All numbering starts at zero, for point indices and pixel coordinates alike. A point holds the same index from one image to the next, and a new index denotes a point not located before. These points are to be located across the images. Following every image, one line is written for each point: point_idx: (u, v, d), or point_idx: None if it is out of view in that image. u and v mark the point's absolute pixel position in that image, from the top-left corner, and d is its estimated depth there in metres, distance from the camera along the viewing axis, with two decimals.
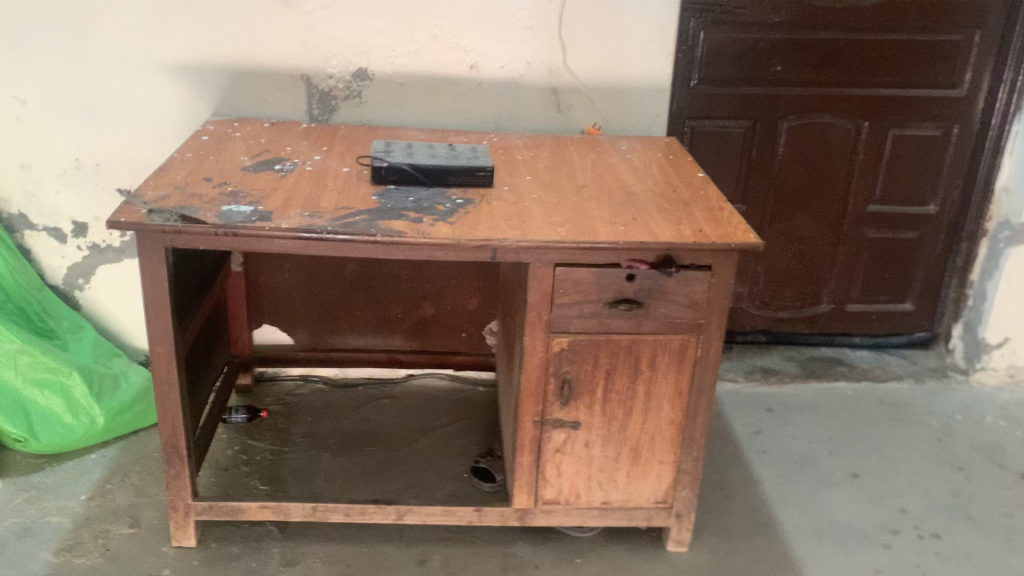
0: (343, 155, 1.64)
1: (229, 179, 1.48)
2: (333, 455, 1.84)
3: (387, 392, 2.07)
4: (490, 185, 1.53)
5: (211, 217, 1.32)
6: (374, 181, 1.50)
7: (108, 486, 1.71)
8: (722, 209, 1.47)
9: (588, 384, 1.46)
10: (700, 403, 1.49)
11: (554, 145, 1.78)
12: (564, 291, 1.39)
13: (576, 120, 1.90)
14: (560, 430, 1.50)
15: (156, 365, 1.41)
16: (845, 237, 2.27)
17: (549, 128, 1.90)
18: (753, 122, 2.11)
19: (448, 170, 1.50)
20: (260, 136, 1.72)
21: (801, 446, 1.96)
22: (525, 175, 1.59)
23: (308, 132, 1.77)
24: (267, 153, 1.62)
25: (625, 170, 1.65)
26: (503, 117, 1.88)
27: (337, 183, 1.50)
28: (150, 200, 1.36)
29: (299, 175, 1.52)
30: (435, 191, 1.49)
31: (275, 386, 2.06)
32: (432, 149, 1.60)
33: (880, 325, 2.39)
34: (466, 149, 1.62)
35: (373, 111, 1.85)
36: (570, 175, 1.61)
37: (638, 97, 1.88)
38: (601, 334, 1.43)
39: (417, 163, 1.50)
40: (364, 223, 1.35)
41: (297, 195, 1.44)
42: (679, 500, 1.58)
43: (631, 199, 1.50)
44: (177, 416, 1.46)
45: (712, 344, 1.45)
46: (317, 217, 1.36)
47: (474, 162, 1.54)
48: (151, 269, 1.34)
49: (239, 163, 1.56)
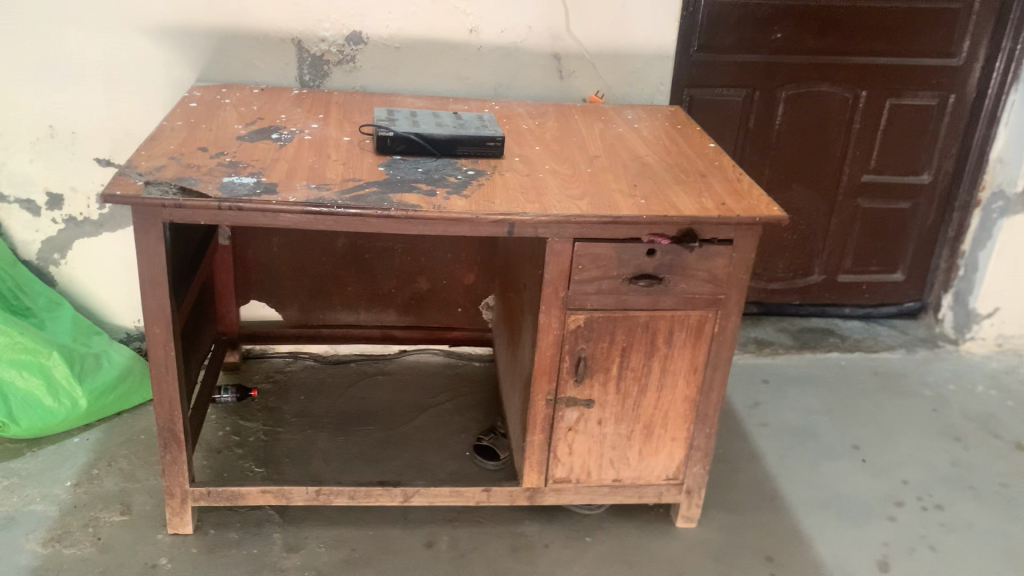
0: (341, 124, 1.56)
1: (225, 148, 1.40)
2: (329, 435, 1.78)
3: (380, 368, 2.01)
4: (500, 156, 1.47)
5: (212, 190, 1.24)
6: (379, 152, 1.43)
7: (94, 472, 1.63)
8: (741, 181, 1.43)
9: (603, 361, 1.42)
10: (716, 379, 1.46)
11: (557, 114, 1.73)
12: (582, 267, 1.34)
13: (578, 88, 1.84)
14: (573, 409, 1.45)
15: (152, 347, 1.34)
16: (839, 207, 2.26)
17: (549, 96, 1.84)
18: (752, 90, 2.08)
19: (456, 140, 1.44)
20: (252, 103, 1.63)
21: (801, 418, 1.96)
22: (533, 146, 1.54)
23: (301, 99, 1.68)
24: (261, 121, 1.54)
25: (634, 140, 1.61)
26: (503, 84, 1.82)
27: (340, 153, 1.42)
28: (144, 171, 1.28)
29: (299, 144, 1.44)
30: (443, 163, 1.42)
31: (264, 363, 1.99)
32: (437, 118, 1.53)
33: (870, 295, 2.39)
34: (472, 117, 1.55)
35: (367, 76, 1.77)
36: (580, 146, 1.56)
37: (641, 63, 1.83)
38: (618, 311, 1.38)
39: (423, 132, 1.43)
40: (376, 196, 1.28)
41: (301, 166, 1.36)
42: (691, 476, 1.55)
43: (647, 171, 1.46)
44: (174, 401, 1.38)
45: (731, 320, 1.41)
46: (325, 189, 1.29)
47: (483, 132, 1.47)
48: (148, 246, 1.26)
49: (235, 132, 1.47)
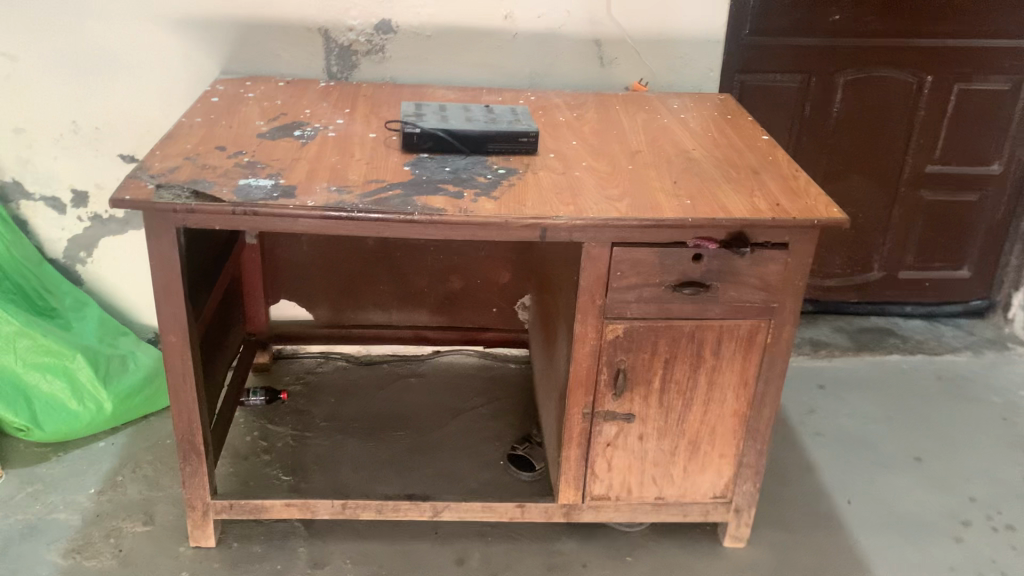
0: (368, 119, 1.48)
1: (243, 147, 1.32)
2: (359, 440, 1.71)
3: (413, 370, 1.94)
4: (535, 152, 1.37)
5: (227, 193, 1.17)
6: (406, 150, 1.35)
7: (118, 478, 1.59)
8: (797, 178, 1.32)
9: (644, 374, 1.33)
10: (767, 392, 1.36)
11: (597, 105, 1.63)
12: (621, 273, 1.24)
13: (620, 76, 1.73)
14: (611, 423, 1.36)
15: (168, 356, 1.28)
16: (901, 199, 2.12)
17: (590, 85, 1.74)
18: (808, 76, 1.94)
19: (486, 136, 1.35)
20: (276, 97, 1.56)
21: (858, 426, 1.84)
22: (571, 140, 1.44)
23: (327, 91, 1.61)
24: (284, 116, 1.46)
25: (680, 132, 1.50)
26: (540, 73, 1.72)
27: (365, 151, 1.34)
28: (157, 173, 1.21)
29: (322, 142, 1.37)
30: (474, 161, 1.34)
31: (294, 363, 1.93)
32: (468, 112, 1.44)
33: (934, 293, 2.25)
34: (505, 110, 1.46)
35: (398, 67, 1.69)
36: (621, 140, 1.45)
37: (687, 49, 1.71)
38: (661, 320, 1.29)
39: (452, 128, 1.35)
40: (399, 199, 1.20)
41: (322, 165, 1.28)
42: (739, 495, 1.46)
43: (693, 167, 1.35)
44: (193, 411, 1.32)
45: (785, 330, 1.31)
46: (346, 191, 1.21)
47: (516, 126, 1.38)
48: (161, 253, 1.19)
49: (256, 129, 1.40)
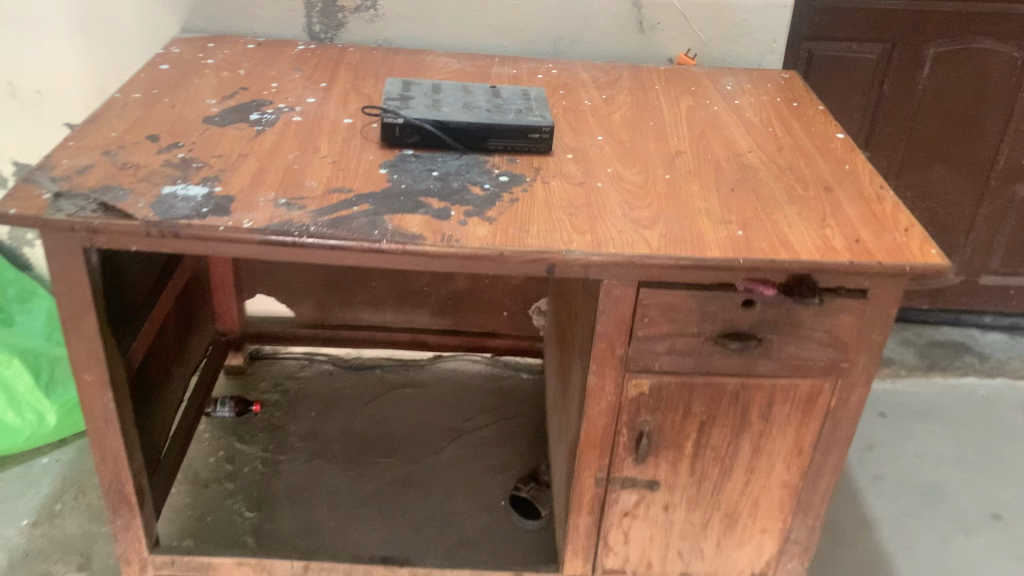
0: (346, 98, 1.20)
1: (180, 135, 1.05)
2: (339, 467, 1.47)
3: (410, 379, 1.69)
4: (548, 152, 1.10)
5: (143, 208, 0.90)
6: (386, 144, 1.08)
7: (57, 508, 1.37)
8: (883, 199, 1.02)
9: (674, 437, 1.06)
10: (826, 464, 1.09)
11: (633, 83, 1.33)
12: (648, 320, 0.97)
13: (663, 45, 1.43)
14: (631, 491, 1.10)
15: (84, 396, 1.03)
16: (991, 195, 1.80)
17: (626, 55, 1.44)
18: (889, 45, 1.62)
19: (487, 130, 1.07)
20: (241, 64, 1.28)
21: (925, 470, 1.56)
22: (596, 134, 1.15)
23: (304, 58, 1.33)
24: (243, 91, 1.19)
25: (733, 125, 1.20)
26: (565, 39, 1.42)
27: (335, 145, 1.07)
28: (61, 174, 0.95)
29: (284, 130, 1.10)
30: (469, 163, 1.06)
31: (275, 366, 1.70)
32: (468, 94, 1.15)
33: (1018, 302, 1.93)
34: (514, 92, 1.17)
35: (393, 27, 1.40)
36: (658, 135, 1.16)
37: (747, 14, 1.40)
38: (698, 376, 1.01)
39: (444, 118, 1.07)
40: (365, 220, 0.93)
41: (275, 164, 1.01)
42: (783, 573, 1.20)
43: (748, 178, 1.06)
44: (120, 457, 1.09)
45: (856, 393, 1.03)
46: (297, 206, 0.94)
47: (525, 117, 1.09)
48: (62, 277, 0.94)
49: (205, 108, 1.13)
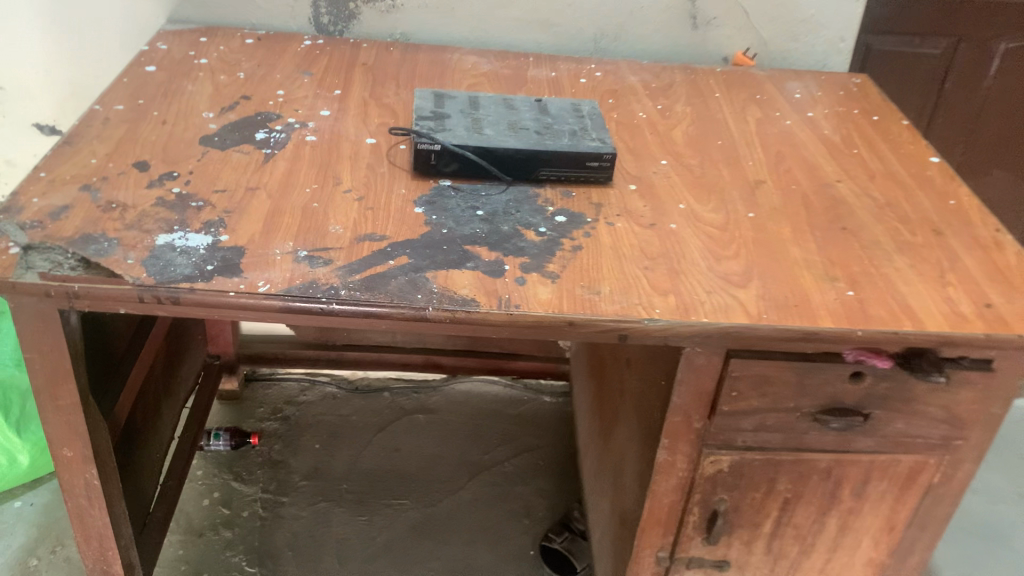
0: (366, 111, 1.03)
1: (174, 163, 0.88)
2: (348, 511, 1.33)
3: (421, 404, 1.55)
4: (608, 183, 0.94)
5: (133, 266, 0.74)
6: (419, 173, 0.92)
7: (32, 564, 1.22)
8: (1002, 247, 0.88)
9: (751, 516, 0.92)
10: (920, 542, 0.96)
11: (689, 90, 1.17)
12: (736, 394, 0.82)
13: (718, 43, 1.26)
14: (697, 571, 0.97)
15: (63, 473, 0.87)
16: None
17: (675, 54, 1.27)
18: (955, 40, 1.54)
19: (539, 157, 0.91)
20: (240, 65, 1.10)
21: (986, 507, 1.44)
22: (658, 158, 0.99)
23: (312, 56, 1.15)
24: (244, 102, 1.02)
25: (812, 145, 1.05)
26: (607, 36, 1.25)
27: (358, 175, 0.91)
28: (31, 218, 0.78)
29: (296, 154, 0.93)
30: (517, 197, 0.90)
31: (272, 389, 1.55)
32: (511, 109, 0.99)
33: None
34: (563, 107, 1.00)
35: (412, 19, 1.22)
36: (729, 158, 1.01)
37: (814, 9, 1.24)
38: (787, 453, 0.86)
39: (488, 143, 0.90)
40: (404, 279, 0.77)
41: (290, 202, 0.85)
42: None
43: (843, 218, 0.91)
44: (106, 537, 0.93)
45: (963, 470, 0.89)
46: (321, 260, 0.78)
47: (581, 141, 0.93)
48: (34, 344, 0.77)
49: (201, 125, 0.96)
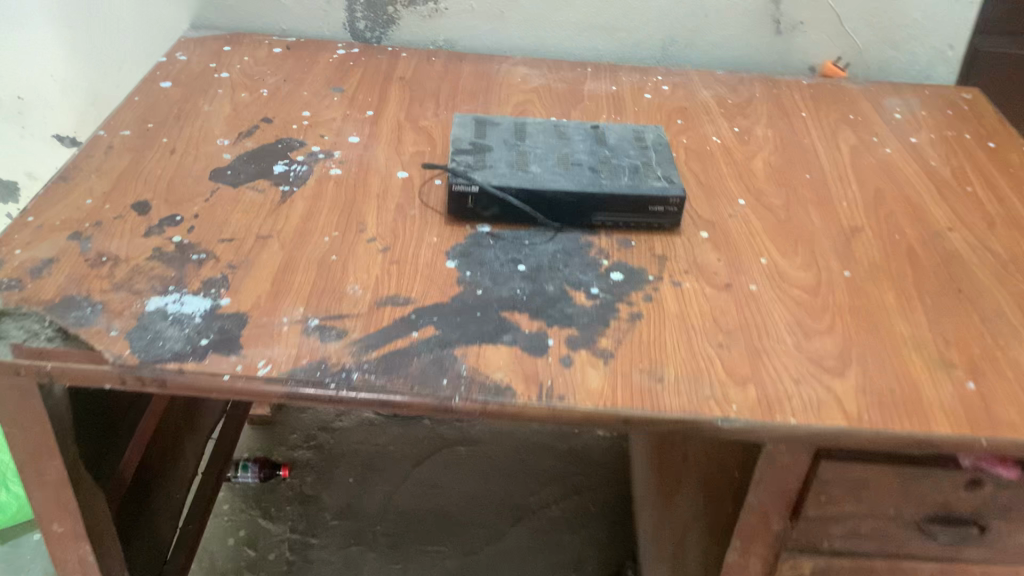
0: (400, 138, 0.92)
1: (178, 204, 0.78)
2: (381, 556, 1.22)
3: (464, 435, 1.44)
4: (674, 229, 0.80)
5: (116, 339, 0.63)
6: (456, 217, 0.80)
7: None
8: None
9: None
10: None
11: (771, 108, 1.02)
12: (826, 498, 0.69)
13: (805, 51, 1.11)
14: None
15: (56, 548, 0.78)
16: None
17: (753, 63, 1.12)
18: None
19: (593, 200, 0.78)
20: (264, 80, 1.00)
21: None
22: (734, 196, 0.86)
23: (344, 69, 1.04)
24: (264, 125, 0.91)
25: (916, 181, 0.90)
26: (677, 41, 1.10)
27: (385, 220, 0.79)
28: (8, 276, 0.68)
29: (317, 191, 0.82)
30: (567, 247, 0.77)
31: (307, 413, 1.46)
32: (562, 138, 0.86)
33: None
34: (623, 135, 0.87)
35: (458, 25, 1.10)
36: (819, 197, 0.86)
37: (919, 13, 1.08)
38: (883, 561, 0.73)
39: (535, 184, 0.78)
40: (429, 358, 0.65)
41: (305, 254, 0.74)
42: None
43: (957, 281, 0.77)
44: None
45: None
46: (334, 331, 0.66)
47: (643, 180, 0.80)
48: (11, 420, 0.68)
49: (214, 155, 0.85)
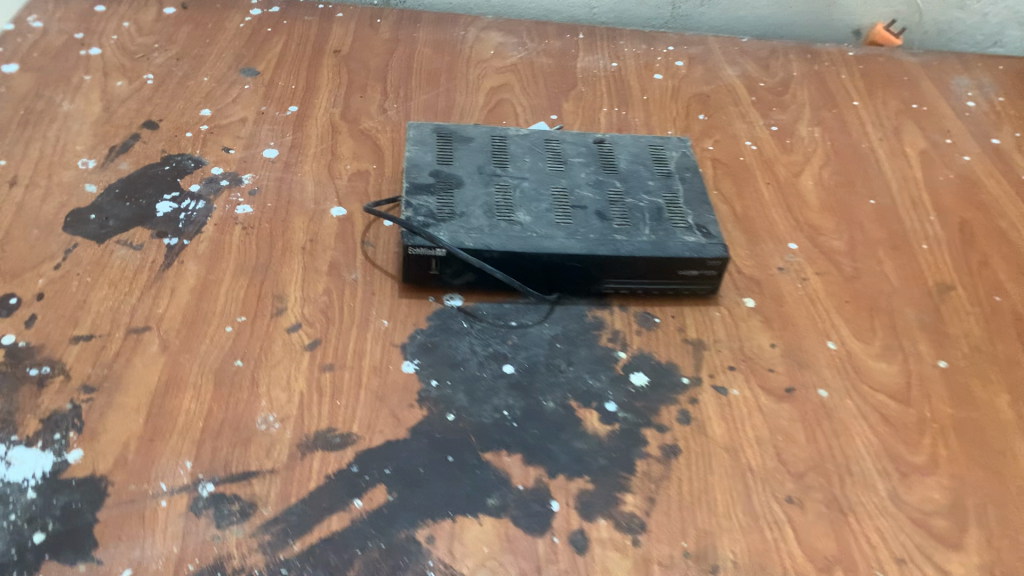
0: (334, 148, 0.68)
1: (14, 276, 0.55)
2: None
3: None
4: (710, 296, 0.59)
5: None
6: (413, 286, 0.58)
7: None
8: None
9: None
10: None
11: (813, 94, 0.80)
12: None
13: (849, 10, 0.88)
14: None
15: None
16: None
17: (784, 26, 0.90)
18: None
19: (603, 266, 0.57)
20: (151, 61, 0.75)
21: None
22: (782, 237, 0.64)
23: (261, 41, 0.79)
24: (147, 135, 0.67)
25: (1010, 205, 0.69)
26: None
27: (312, 291, 0.57)
28: None
29: (218, 247, 0.59)
30: (568, 331, 0.56)
31: None
32: (558, 161, 0.63)
33: None
34: (638, 155, 0.65)
35: None
36: (891, 236, 0.66)
37: None
38: None
39: (523, 245, 0.56)
40: (378, 549, 0.44)
41: (197, 359, 0.52)
42: None
43: None
44: None
45: None
46: (237, 506, 0.45)
47: (671, 232, 0.58)
48: None
49: (73, 189, 0.61)
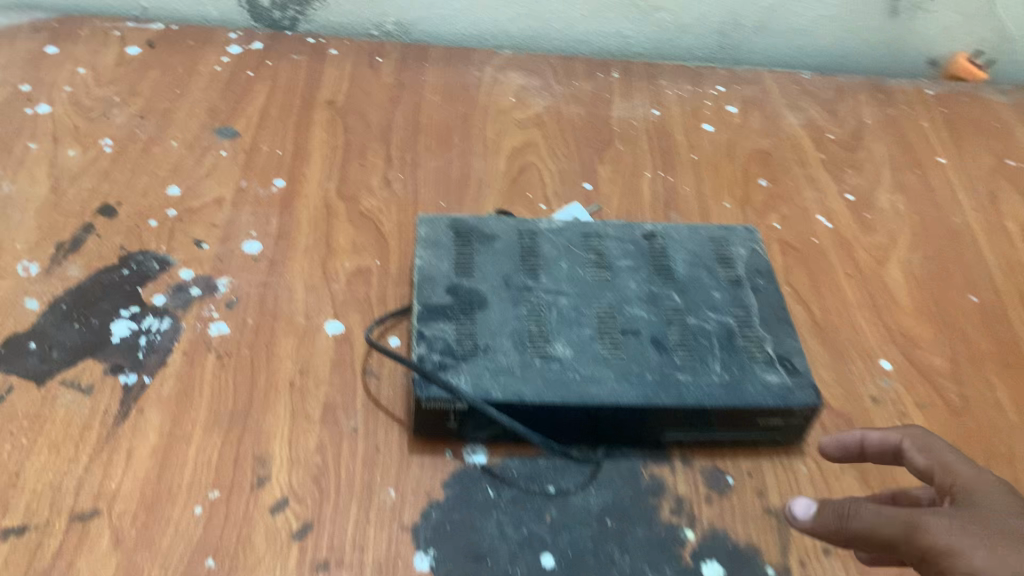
0: (328, 238, 0.57)
1: None
2: None
3: None
4: (790, 445, 0.48)
5: None
6: (426, 438, 0.47)
7: None
8: None
9: None
10: None
11: (891, 151, 0.68)
12: None
13: (925, 39, 0.75)
14: None
15: None
16: None
17: (850, 56, 0.77)
18: None
19: (664, 416, 0.45)
20: (110, 121, 0.63)
21: None
22: (871, 355, 0.53)
23: (241, 91, 0.67)
24: (102, 225, 0.56)
25: None
26: (744, 26, 0.74)
27: (302, 449, 0.46)
28: None
29: (186, 386, 0.48)
30: (619, 501, 0.45)
31: None
32: (601, 266, 0.52)
33: None
34: (697, 255, 0.53)
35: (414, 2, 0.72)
36: (1001, 348, 0.54)
37: None
38: None
39: (565, 392, 0.44)
40: None
41: (158, 558, 0.41)
42: None
43: None
44: None
45: None
46: None
47: (747, 367, 0.47)
48: None
49: (9, 305, 0.50)
